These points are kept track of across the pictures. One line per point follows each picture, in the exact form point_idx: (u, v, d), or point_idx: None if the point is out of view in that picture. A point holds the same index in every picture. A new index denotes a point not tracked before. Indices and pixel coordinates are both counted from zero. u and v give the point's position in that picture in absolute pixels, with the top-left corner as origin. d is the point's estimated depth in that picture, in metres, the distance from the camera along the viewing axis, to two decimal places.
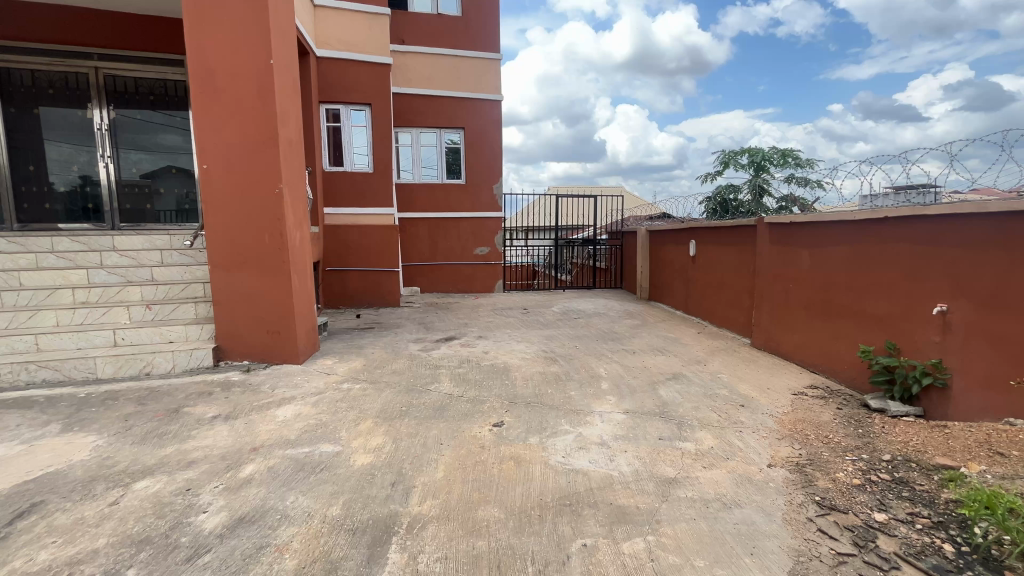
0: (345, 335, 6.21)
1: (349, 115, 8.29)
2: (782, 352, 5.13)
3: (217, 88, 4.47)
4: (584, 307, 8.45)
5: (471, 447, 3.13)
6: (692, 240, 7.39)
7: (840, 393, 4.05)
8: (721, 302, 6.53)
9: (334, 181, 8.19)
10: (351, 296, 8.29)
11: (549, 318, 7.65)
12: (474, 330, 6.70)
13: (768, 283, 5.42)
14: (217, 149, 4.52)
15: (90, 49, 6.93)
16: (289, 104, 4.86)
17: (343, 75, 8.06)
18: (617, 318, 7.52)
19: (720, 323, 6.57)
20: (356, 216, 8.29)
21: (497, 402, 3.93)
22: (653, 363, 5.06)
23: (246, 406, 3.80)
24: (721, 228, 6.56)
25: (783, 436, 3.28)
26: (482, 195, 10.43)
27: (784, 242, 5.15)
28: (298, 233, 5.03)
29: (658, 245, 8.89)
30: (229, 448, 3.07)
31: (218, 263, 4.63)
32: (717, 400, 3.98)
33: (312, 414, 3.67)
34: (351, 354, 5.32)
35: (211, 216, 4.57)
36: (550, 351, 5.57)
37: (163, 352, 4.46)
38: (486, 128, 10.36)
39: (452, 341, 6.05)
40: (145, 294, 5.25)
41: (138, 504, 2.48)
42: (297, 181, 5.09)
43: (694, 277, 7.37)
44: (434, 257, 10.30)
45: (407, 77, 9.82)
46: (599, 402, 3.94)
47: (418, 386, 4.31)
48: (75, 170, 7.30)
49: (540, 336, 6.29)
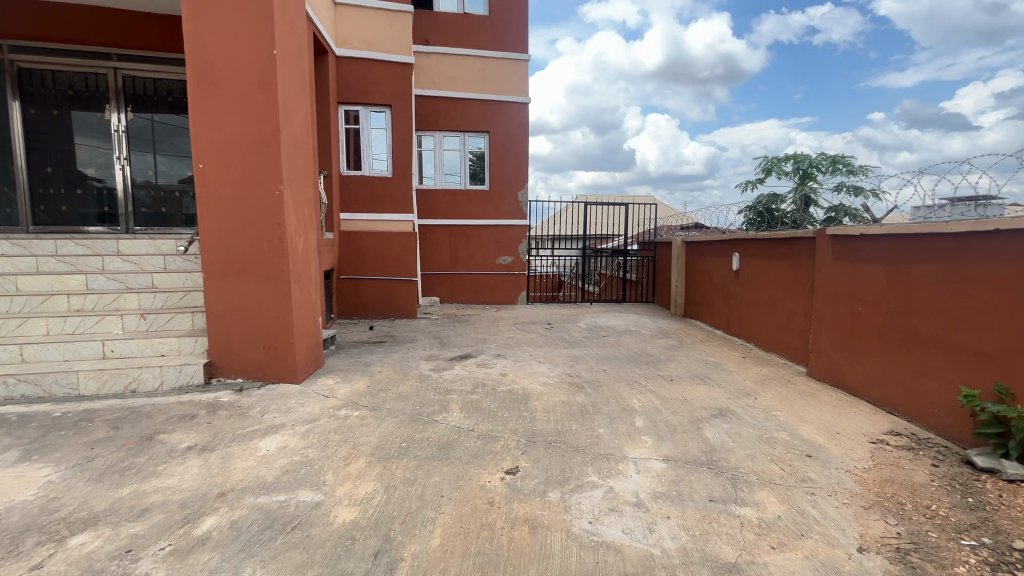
0: (353, 350, 5.77)
1: (368, 116, 7.94)
2: (848, 386, 4.41)
3: (216, 79, 4.09)
4: (613, 323, 7.81)
5: (477, 504, 2.57)
6: (735, 253, 6.70)
7: (932, 445, 3.34)
8: (771, 324, 5.80)
9: (351, 185, 7.83)
10: (366, 306, 7.88)
11: (575, 335, 7.04)
12: (493, 347, 6.16)
13: (830, 303, 4.70)
14: (215, 148, 4.14)
15: (109, 49, 6.82)
16: (294, 99, 4.46)
17: (364, 76, 7.73)
18: (650, 337, 6.85)
19: (768, 347, 5.85)
20: (372, 222, 7.91)
21: (513, 440, 3.37)
22: (694, 395, 4.39)
23: (228, 435, 3.35)
24: (770, 240, 5.85)
25: (870, 505, 2.60)
26: (506, 202, 9.94)
27: (853, 257, 4.42)
28: (302, 241, 4.64)
29: (695, 258, 8.19)
30: (192, 493, 2.60)
31: (215, 271, 4.24)
32: (777, 447, 3.31)
33: (299, 448, 3.20)
34: (356, 373, 4.86)
35: (207, 220, 4.19)
36: (575, 375, 4.97)
37: (150, 367, 4.08)
38: (513, 132, 9.88)
39: (467, 360, 5.52)
40: (143, 302, 4.92)
41: (63, 571, 2.02)
42: (302, 183, 4.70)
43: (737, 293, 6.68)
44: (455, 266, 9.85)
45: (430, 79, 9.47)
46: (632, 445, 3.32)
47: (424, 415, 3.79)
48: (93, 173, 7.14)
49: (565, 357, 5.70)
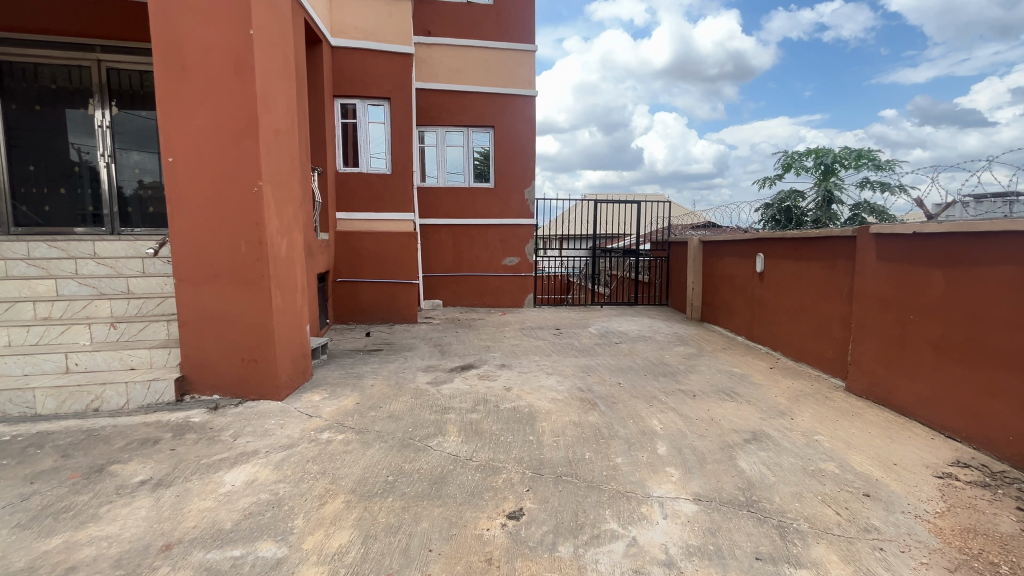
0: (346, 360, 5.35)
1: (365, 110, 7.51)
2: (897, 404, 3.91)
3: (186, 63, 3.67)
4: (626, 329, 7.31)
5: (472, 563, 2.12)
6: (759, 253, 6.19)
7: (1011, 481, 2.85)
8: (801, 331, 5.31)
9: (347, 183, 7.42)
10: (364, 311, 7.46)
11: (585, 342, 6.56)
12: (497, 356, 5.71)
13: (873, 311, 4.19)
14: (185, 140, 3.71)
15: (92, 40, 6.46)
16: (276, 86, 4.04)
17: (360, 67, 7.31)
18: (667, 344, 6.36)
19: (797, 356, 5.36)
20: (370, 221, 7.49)
21: (517, 473, 2.92)
22: (722, 415, 3.90)
23: (191, 465, 2.93)
24: (800, 239, 5.34)
25: (956, 568, 2.12)
26: (512, 201, 9.48)
27: (901, 259, 3.91)
28: (286, 242, 4.22)
29: (714, 259, 7.68)
30: (132, 546, 2.18)
31: (186, 276, 3.81)
32: (826, 482, 2.82)
33: (270, 482, 2.77)
34: (346, 388, 4.43)
35: (176, 219, 3.76)
36: (586, 390, 4.50)
37: (114, 383, 3.67)
38: (519, 126, 9.41)
39: (469, 371, 5.07)
40: (116, 310, 4.53)
41: None
42: (287, 179, 4.27)
43: (762, 297, 6.17)
44: (458, 267, 9.41)
45: (432, 71, 9.05)
46: (656, 480, 2.85)
47: (417, 440, 3.35)
48: (77, 171, 6.76)
49: (574, 368, 5.23)
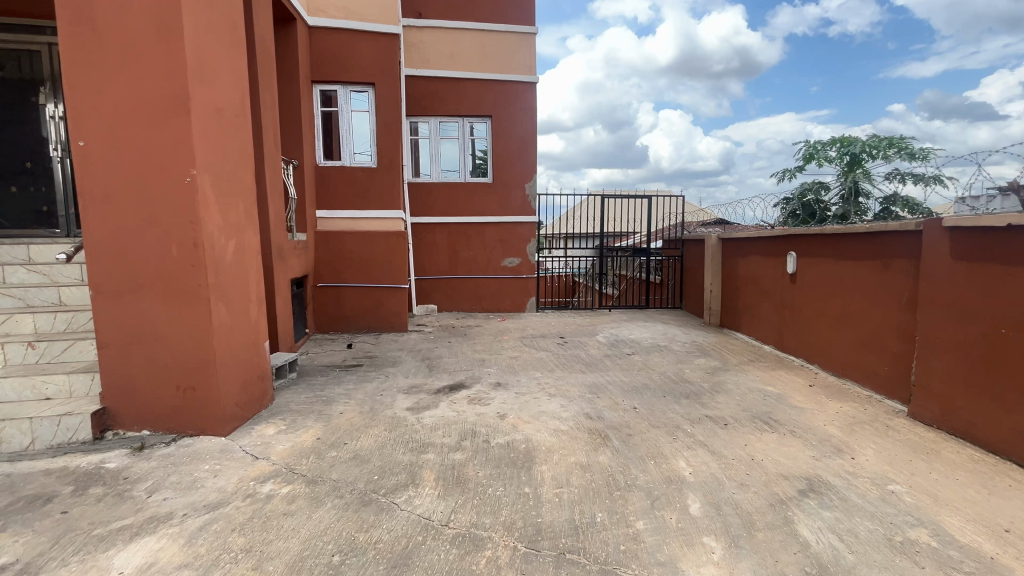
0: (318, 379, 4.65)
1: (348, 98, 6.80)
2: (983, 439, 3.15)
3: (99, 24, 2.98)
4: (637, 337, 6.56)
5: None
6: (791, 252, 5.42)
7: None
8: (845, 343, 4.55)
9: (329, 178, 6.72)
10: (348, 318, 6.77)
11: (593, 353, 5.81)
12: (492, 372, 4.98)
13: (947, 322, 3.42)
14: (99, 119, 3.03)
15: (43, 22, 5.86)
16: (217, 56, 3.34)
17: (341, 48, 6.60)
18: (685, 356, 5.60)
19: (840, 372, 4.61)
20: (355, 220, 6.81)
21: (506, 549, 2.20)
22: (765, 452, 3.14)
23: (77, 540, 2.23)
24: (845, 235, 4.57)
25: None
26: (512, 197, 8.76)
27: (989, 257, 3.13)
28: (235, 244, 3.52)
29: (735, 258, 6.92)
30: None
31: (105, 285, 3.12)
32: (925, 565, 2.08)
33: (173, 566, 2.06)
34: (309, 417, 3.72)
35: (92, 217, 3.08)
36: (595, 417, 3.77)
37: (16, 420, 2.97)
38: (518, 116, 8.68)
39: (458, 393, 4.35)
40: (40, 325, 3.84)
41: None
42: (235, 169, 3.56)
43: (795, 302, 5.41)
44: (454, 269, 8.69)
45: (423, 57, 8.34)
46: (692, 560, 2.12)
47: (381, 496, 2.63)
48: (28, 167, 6.00)
49: (581, 387, 4.50)
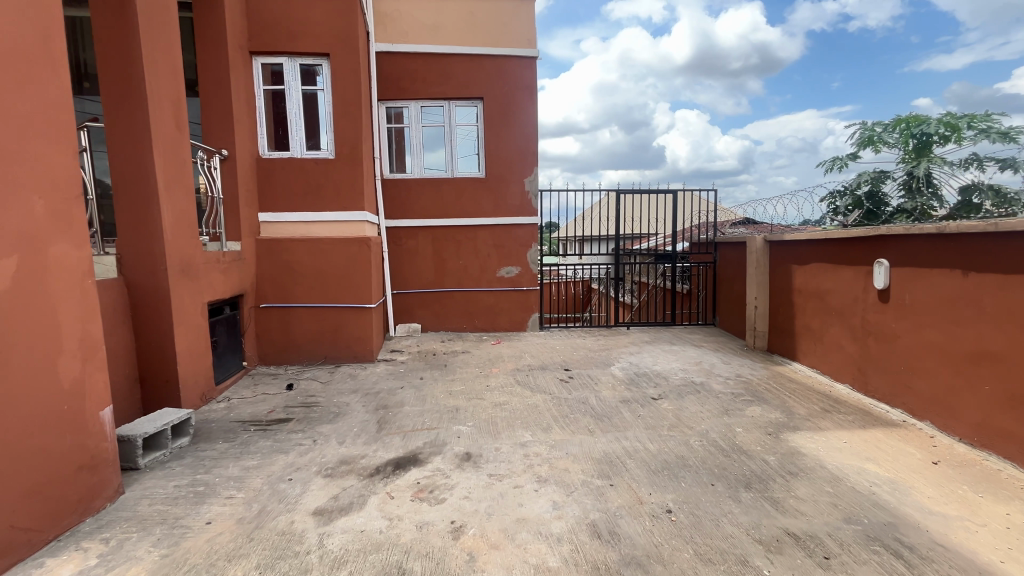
0: (213, 449, 3.30)
1: (297, 73, 5.49)
2: None
3: None
4: (664, 370, 5.09)
5: None
6: (882, 261, 3.89)
7: None
8: (989, 399, 3.01)
9: (274, 173, 5.43)
10: (298, 346, 5.46)
11: (605, 396, 4.35)
12: (462, 434, 3.57)
13: None
14: None
15: None
16: None
17: (286, 11, 5.30)
18: (732, 403, 4.11)
19: (980, 441, 3.07)
20: (306, 224, 5.49)
21: None
22: None
23: None
24: (988, 236, 3.02)
25: None
26: (508, 194, 7.35)
27: None
28: (20, 264, 2.19)
29: (788, 266, 5.38)
30: None
31: None
32: None
33: None
34: (153, 534, 2.36)
35: None
36: (606, 536, 2.33)
37: None
38: (516, 98, 7.29)
39: (402, 477, 2.94)
40: None
41: None
42: (22, 143, 2.22)
43: (888, 330, 3.86)
44: (441, 281, 7.32)
45: (400, 29, 7.02)
46: None
47: None
48: None
49: (585, 464, 3.06)
